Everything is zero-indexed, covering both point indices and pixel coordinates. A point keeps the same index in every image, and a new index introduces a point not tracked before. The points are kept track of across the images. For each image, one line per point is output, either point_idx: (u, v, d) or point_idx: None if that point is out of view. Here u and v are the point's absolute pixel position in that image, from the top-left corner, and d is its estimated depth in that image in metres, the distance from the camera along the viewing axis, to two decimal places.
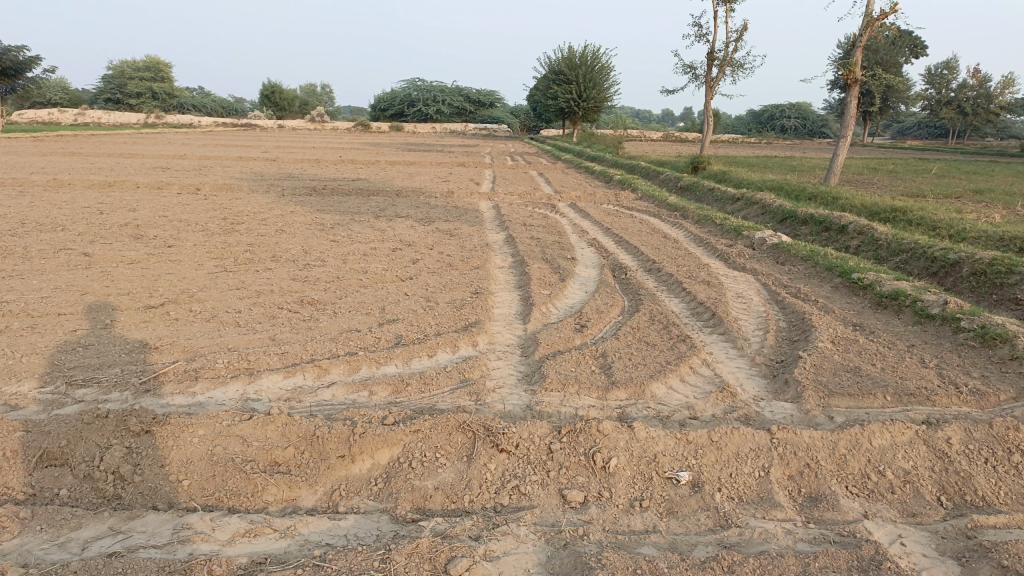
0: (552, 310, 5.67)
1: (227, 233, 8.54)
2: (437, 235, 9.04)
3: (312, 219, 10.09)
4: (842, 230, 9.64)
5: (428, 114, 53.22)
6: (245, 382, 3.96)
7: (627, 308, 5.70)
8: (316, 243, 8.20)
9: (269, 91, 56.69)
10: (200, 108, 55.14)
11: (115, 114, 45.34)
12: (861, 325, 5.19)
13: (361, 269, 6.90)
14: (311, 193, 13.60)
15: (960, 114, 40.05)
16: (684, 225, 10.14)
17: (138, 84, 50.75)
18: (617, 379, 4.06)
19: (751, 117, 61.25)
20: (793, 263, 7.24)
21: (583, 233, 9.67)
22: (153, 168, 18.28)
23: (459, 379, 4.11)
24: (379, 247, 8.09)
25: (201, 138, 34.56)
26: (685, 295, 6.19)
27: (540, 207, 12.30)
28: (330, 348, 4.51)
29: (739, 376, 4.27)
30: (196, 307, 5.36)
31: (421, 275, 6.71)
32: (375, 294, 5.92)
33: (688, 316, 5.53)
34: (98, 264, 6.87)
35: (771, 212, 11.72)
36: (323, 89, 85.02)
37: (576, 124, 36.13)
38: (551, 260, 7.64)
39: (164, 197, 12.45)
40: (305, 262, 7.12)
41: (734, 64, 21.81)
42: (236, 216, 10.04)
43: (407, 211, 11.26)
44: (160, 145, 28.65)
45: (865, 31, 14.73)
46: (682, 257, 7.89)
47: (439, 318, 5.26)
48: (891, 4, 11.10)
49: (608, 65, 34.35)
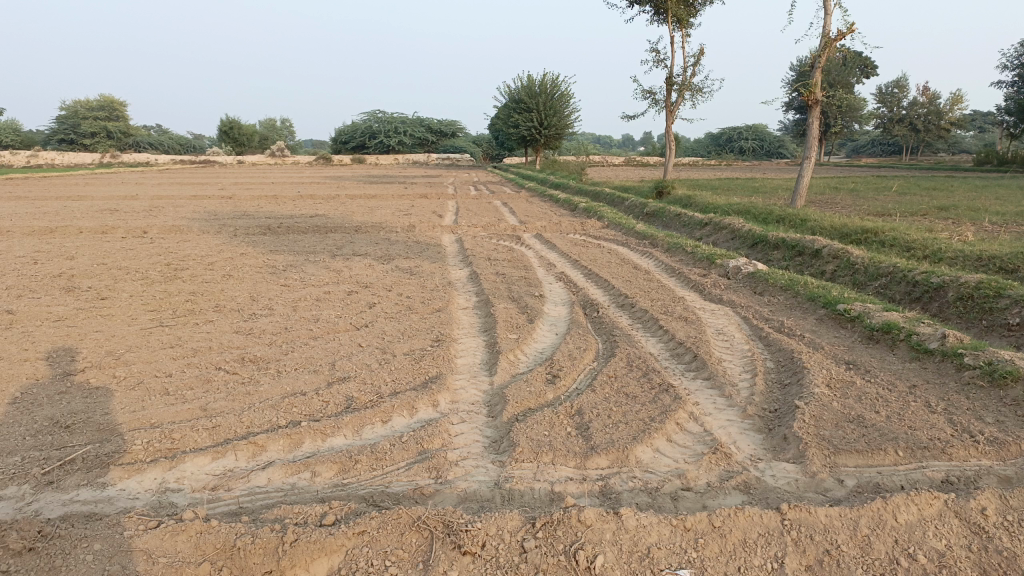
0: (521, 358, 5.18)
1: (168, 282, 7.95)
2: (395, 275, 8.54)
3: (264, 261, 9.53)
4: (815, 254, 9.34)
5: (390, 146, 52.86)
6: (164, 468, 3.40)
7: (602, 353, 5.23)
8: (265, 289, 7.63)
9: (227, 127, 55.95)
10: (157, 147, 54.15)
11: (68, 154, 44.25)
12: (856, 364, 4.79)
13: (311, 317, 6.36)
14: (265, 232, 13.03)
15: (912, 130, 40.82)
16: (654, 254, 9.76)
17: (92, 124, 49.71)
18: (597, 443, 3.57)
19: (710, 140, 61.90)
20: (772, 293, 6.86)
21: (550, 266, 9.24)
22: (100, 211, 17.53)
23: (416, 451, 3.59)
24: (333, 290, 7.56)
25: (157, 177, 33.69)
26: (663, 334, 5.74)
27: (505, 239, 11.89)
28: (269, 418, 3.96)
29: (732, 433, 3.81)
30: (120, 372, 4.77)
31: (377, 321, 6.19)
32: (325, 347, 5.39)
33: (669, 359, 5.08)
34: (21, 322, 6.24)
35: (740, 237, 11.43)
36: (283, 122, 84.30)
37: (537, 151, 35.97)
38: (517, 298, 7.18)
39: (107, 241, 11.77)
40: (250, 312, 6.56)
41: (693, 88, 21.79)
42: (182, 261, 9.42)
43: (365, 248, 10.74)
44: (112, 185, 27.80)
45: (823, 52, 14.67)
46: (655, 290, 7.47)
47: (396, 374, 4.74)
48: (850, 22, 11.03)
49: (567, 93, 34.34)
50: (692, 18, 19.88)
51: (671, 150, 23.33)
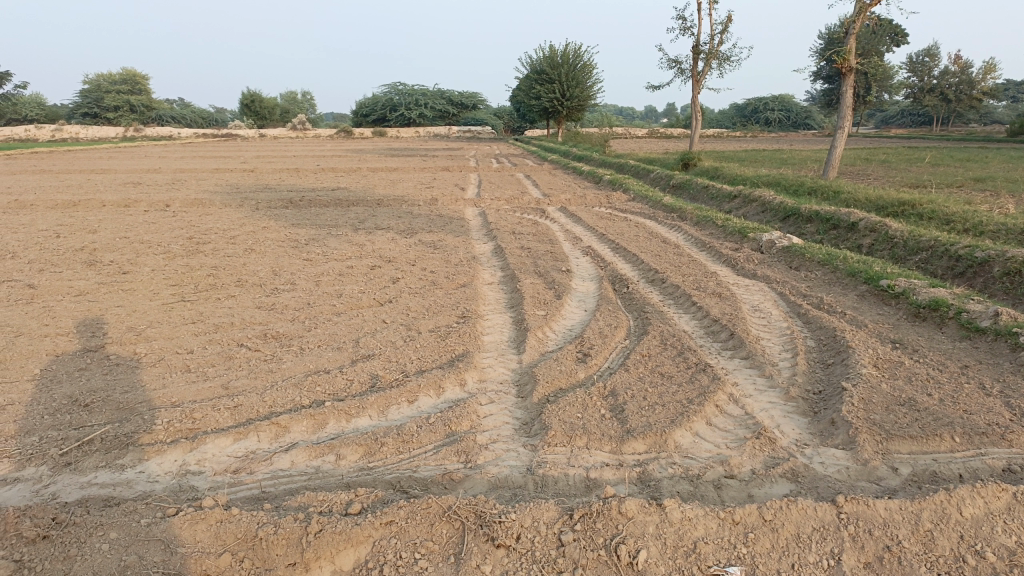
0: (549, 335, 5.01)
1: (190, 256, 7.86)
2: (419, 248, 8.39)
3: (286, 235, 9.42)
4: (851, 227, 9.05)
5: (411, 118, 52.53)
6: (184, 450, 3.28)
7: (633, 331, 5.04)
8: (287, 263, 7.52)
9: (248, 100, 55.90)
10: (180, 120, 54.28)
11: (92, 128, 44.51)
12: (902, 343, 4.57)
13: (334, 292, 6.23)
14: (287, 206, 12.93)
15: (944, 100, 39.75)
16: (683, 228, 9.52)
17: (115, 97, 49.91)
18: (633, 427, 3.40)
19: (735, 111, 60.83)
20: (809, 268, 6.62)
21: (576, 240, 9.03)
22: (124, 185, 17.55)
23: (444, 433, 3.44)
24: (355, 265, 7.42)
25: (180, 150, 33.78)
26: (697, 310, 5.54)
27: (529, 212, 11.69)
28: (292, 398, 3.84)
29: (775, 417, 3.62)
30: (141, 349, 4.67)
31: (401, 296, 6.05)
32: (349, 323, 5.26)
33: (704, 337, 4.89)
34: (42, 296, 6.18)
35: (771, 210, 11.13)
36: (303, 94, 84.15)
37: (560, 123, 35.50)
38: (543, 273, 6.99)
39: (130, 215, 11.74)
40: (272, 286, 6.44)
41: (721, 57, 21.27)
42: (203, 235, 9.34)
43: (388, 222, 10.59)
44: (135, 159, 27.89)
45: (858, 18, 14.16)
46: (686, 264, 7.25)
47: (421, 352, 4.59)
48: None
49: (590, 63, 33.80)
50: None
51: (697, 121, 22.86)
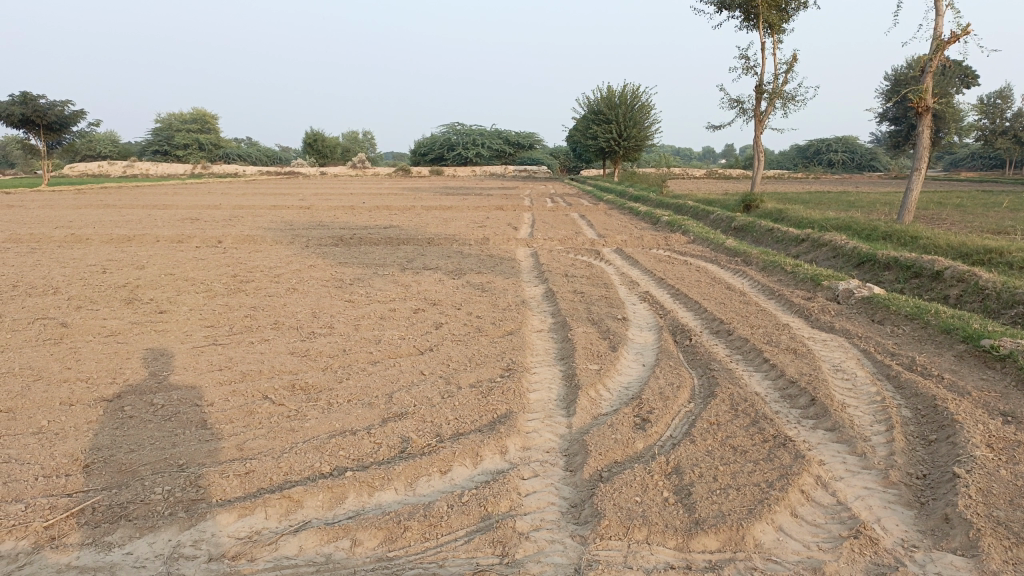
0: (603, 395, 4.49)
1: (231, 295, 7.60)
2: (467, 291, 7.99)
3: (331, 274, 9.15)
4: (935, 276, 8.32)
5: (468, 157, 52.93)
6: (182, 528, 2.88)
7: (698, 392, 4.49)
8: (328, 305, 7.18)
9: (311, 139, 57.25)
10: (245, 158, 55.83)
11: (162, 165, 46.04)
12: (1017, 417, 3.91)
13: (372, 338, 5.84)
14: (338, 243, 12.75)
15: (1017, 143, 38.14)
16: (748, 273, 8.91)
17: (185, 136, 51.65)
18: (702, 517, 2.86)
19: (796, 152, 59.65)
20: (895, 322, 5.97)
21: (633, 285, 8.51)
22: (182, 220, 17.75)
23: (478, 516, 2.95)
24: (398, 307, 7.05)
25: (243, 187, 34.54)
26: (769, 369, 4.96)
27: (583, 254, 11.24)
28: (311, 465, 3.41)
29: (873, 508, 3.04)
30: (159, 399, 4.32)
31: (443, 344, 5.61)
32: (384, 374, 4.83)
33: (780, 403, 4.31)
34: (73, 336, 5.94)
35: (843, 255, 10.43)
36: (365, 133, 86.02)
37: (616, 163, 35.12)
38: (597, 320, 6.50)
39: (181, 251, 11.69)
40: (309, 330, 6.10)
41: (785, 96, 20.64)
42: (248, 273, 9.13)
43: (437, 262, 10.26)
44: (199, 195, 28.51)
45: (935, 55, 13.42)
46: (754, 314, 6.67)
47: (461, 411, 4.13)
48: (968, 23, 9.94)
49: (648, 103, 33.47)
50: (784, 22, 18.81)
51: (760, 161, 22.20)
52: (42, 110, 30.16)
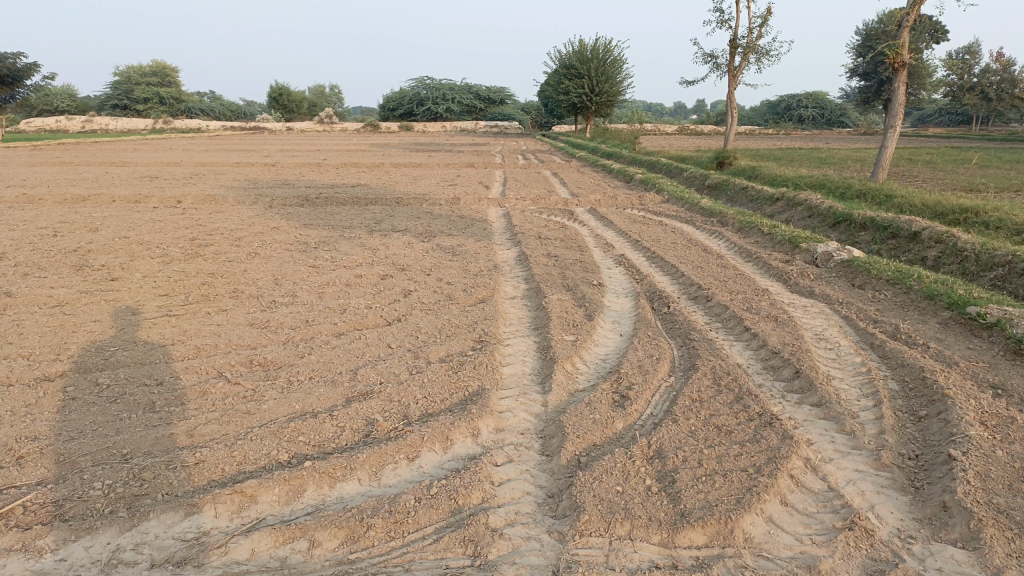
0: (580, 369, 4.28)
1: (189, 260, 7.23)
2: (437, 255, 7.69)
3: (295, 236, 8.78)
4: (912, 237, 8.20)
5: (438, 113, 51.95)
6: (121, 529, 2.62)
7: (678, 364, 4.30)
8: (291, 270, 6.86)
9: (276, 93, 55.78)
10: (208, 113, 54.26)
11: (122, 120, 44.54)
12: (1007, 390, 3.79)
13: (337, 307, 5.55)
14: (303, 203, 12.31)
15: (984, 99, 38.32)
16: (724, 234, 8.72)
17: (145, 90, 49.92)
18: (688, 509, 2.67)
19: (766, 108, 59.49)
20: (876, 287, 5.84)
21: (607, 247, 8.29)
22: (141, 178, 17.08)
23: (448, 510, 2.73)
24: (364, 273, 6.75)
25: (206, 143, 33.56)
26: (751, 339, 4.78)
27: (556, 214, 10.98)
28: (267, 454, 3.15)
29: (866, 494, 2.88)
30: (104, 378, 4.01)
31: (412, 314, 5.35)
32: (348, 348, 4.56)
33: (763, 376, 4.14)
34: (15, 307, 5.57)
35: (819, 215, 10.30)
36: (332, 87, 84.21)
37: (588, 119, 34.63)
38: (572, 285, 6.28)
39: (138, 212, 11.19)
40: (270, 299, 5.79)
41: (759, 50, 20.33)
42: (207, 235, 8.73)
43: (406, 223, 9.92)
44: (161, 151, 27.61)
45: (912, 10, 13.18)
46: (732, 278, 6.49)
47: (430, 389, 3.90)
48: None
49: (620, 58, 32.93)
50: None
51: (733, 118, 21.96)
52: None
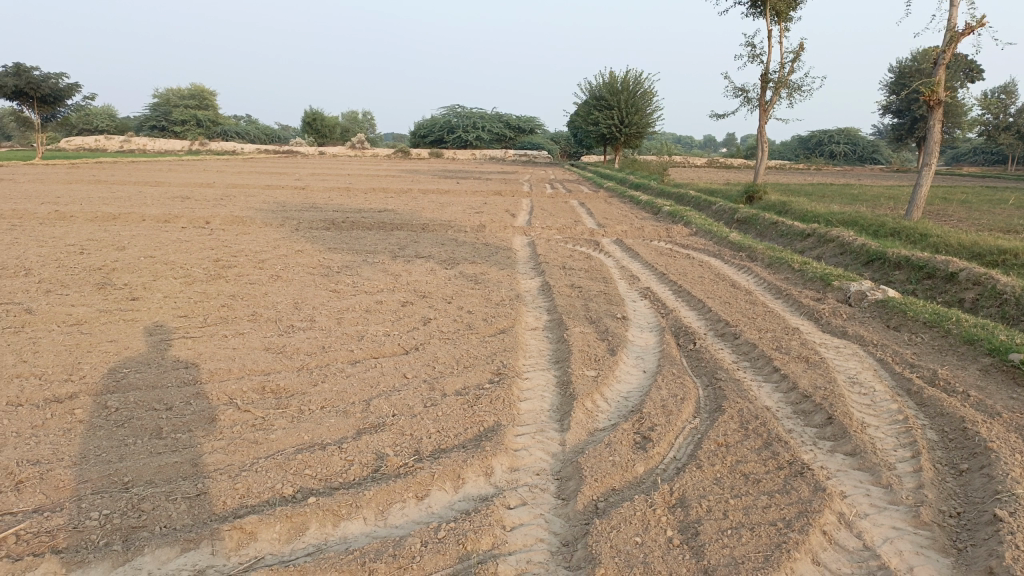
0: (601, 407, 4.12)
1: (210, 282, 7.20)
2: (459, 282, 7.59)
3: (319, 260, 8.75)
4: (949, 277, 7.95)
5: (468, 140, 52.34)
6: (114, 564, 2.51)
7: (703, 405, 4.13)
8: (312, 295, 6.80)
9: (310, 118, 56.65)
10: (243, 136, 55.17)
11: (159, 141, 45.44)
12: None
13: (355, 334, 5.45)
14: (329, 227, 12.33)
15: (1020, 139, 37.73)
16: (753, 270, 8.53)
17: (182, 112, 50.96)
18: (712, 566, 2.49)
19: (797, 143, 59.16)
20: (913, 329, 5.61)
21: (633, 279, 8.14)
22: (172, 198, 17.29)
23: (456, 555, 2.58)
24: (385, 300, 6.66)
25: (239, 165, 34.04)
26: (780, 380, 4.59)
27: (582, 244, 10.87)
28: (272, 487, 3.03)
29: (905, 555, 2.68)
30: (113, 401, 3.94)
31: (430, 343, 5.23)
32: (363, 377, 4.44)
33: (793, 421, 3.95)
34: (34, 325, 5.55)
35: (851, 252, 10.07)
36: (365, 114, 85.42)
37: (617, 150, 34.63)
38: (595, 318, 6.13)
39: (166, 231, 11.26)
40: (288, 323, 5.72)
41: (791, 85, 20.18)
42: (232, 257, 8.73)
43: (430, 250, 9.85)
44: (194, 172, 28.05)
45: (948, 48, 12.97)
46: (762, 315, 6.30)
47: (444, 422, 3.76)
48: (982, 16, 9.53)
49: (650, 90, 32.95)
50: (791, 10, 18.34)
51: (764, 152, 21.78)
52: (35, 83, 29.59)
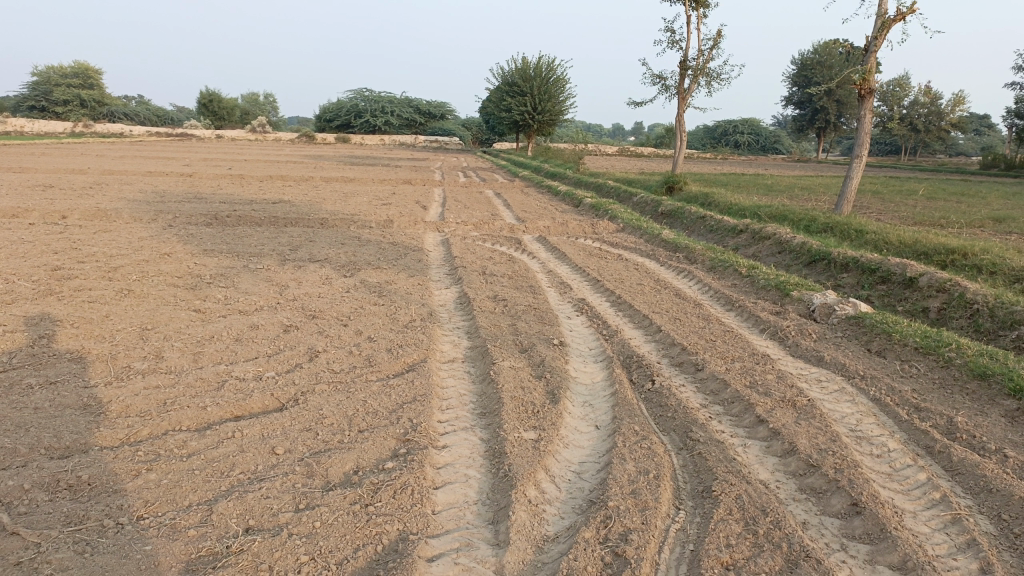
0: (548, 494, 2.97)
1: (37, 301, 5.65)
2: (358, 296, 6.29)
3: (189, 267, 7.24)
4: (908, 283, 7.21)
5: (376, 125, 50.31)
6: None
7: (687, 487, 3.05)
8: (169, 318, 5.36)
9: (207, 99, 53.24)
10: (132, 117, 51.22)
11: (39, 122, 41.39)
12: None
13: (213, 379, 4.11)
14: (211, 223, 10.70)
15: (912, 130, 38.96)
16: (695, 274, 7.59)
17: (64, 90, 46.65)
18: None
19: (704, 132, 59.83)
20: (904, 358, 4.73)
21: (564, 288, 7.06)
22: (33, 188, 15.09)
23: None
24: (262, 322, 5.31)
25: (127, 149, 31.22)
26: (771, 439, 3.57)
27: (501, 242, 9.74)
28: None
29: None
30: None
31: (314, 392, 3.95)
32: (212, 457, 3.14)
33: (808, 511, 2.92)
34: None
35: (791, 251, 9.32)
36: (268, 97, 81.77)
37: (530, 137, 33.68)
38: (526, 345, 4.98)
39: (9, 229, 9.41)
40: (125, 366, 4.29)
41: (710, 73, 19.61)
42: (77, 264, 7.10)
43: (327, 252, 8.46)
44: (71, 157, 25.23)
45: (879, 34, 12.44)
46: (722, 337, 5.30)
47: (324, 542, 2.54)
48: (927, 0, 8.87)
49: (563, 76, 32.07)
50: None
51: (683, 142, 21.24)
52: None
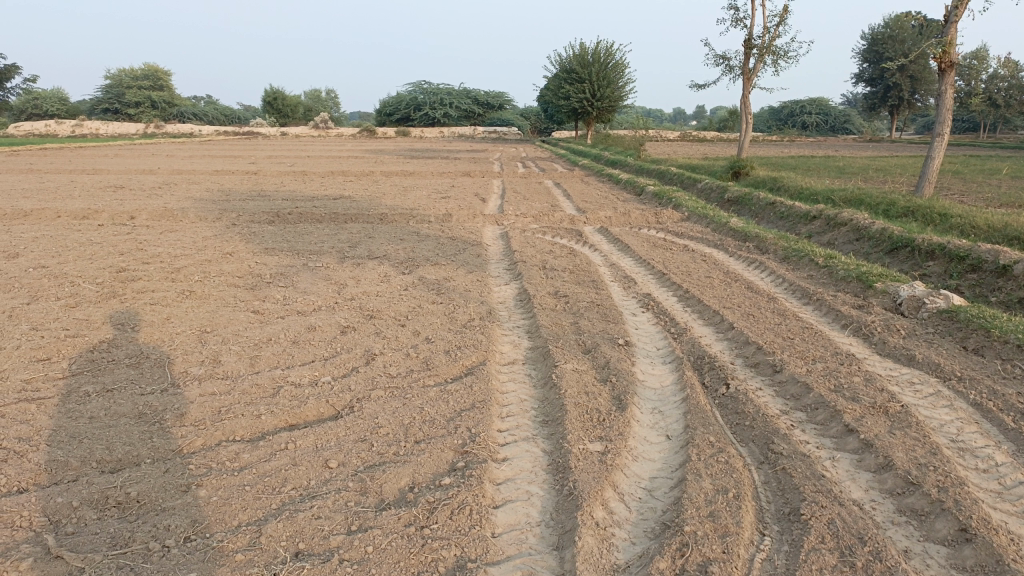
0: (618, 516, 2.74)
1: (100, 304, 5.67)
2: (416, 294, 6.15)
3: (249, 266, 7.23)
4: (1002, 271, 6.68)
5: (435, 118, 50.49)
6: None
7: (771, 509, 2.77)
8: (228, 320, 5.31)
9: (271, 97, 54.31)
10: (201, 117, 52.64)
11: (113, 124, 42.87)
12: None
13: (268, 385, 4.01)
14: (272, 220, 10.75)
15: (993, 105, 36.95)
16: (767, 265, 7.20)
17: (136, 93, 48.23)
18: None
19: (769, 114, 58.09)
20: (1006, 356, 4.31)
21: (629, 281, 6.78)
22: (106, 189, 15.52)
23: None
24: (319, 324, 5.20)
25: (196, 149, 32.06)
26: (862, 451, 3.25)
27: (561, 234, 9.50)
28: None
29: None
30: None
31: (370, 399, 3.81)
32: (264, 472, 3.01)
33: (912, 538, 2.60)
34: None
35: (869, 237, 8.80)
36: (329, 93, 83.07)
37: (589, 125, 33.20)
38: (590, 345, 4.74)
39: (80, 231, 9.64)
40: (181, 372, 4.23)
41: (776, 52, 18.85)
42: (142, 266, 7.16)
43: (386, 248, 8.37)
44: (143, 157, 26.00)
45: (961, 4, 11.66)
46: (801, 334, 4.95)
47: (376, 570, 2.36)
48: None
49: (623, 61, 31.46)
50: None
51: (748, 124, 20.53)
52: None
